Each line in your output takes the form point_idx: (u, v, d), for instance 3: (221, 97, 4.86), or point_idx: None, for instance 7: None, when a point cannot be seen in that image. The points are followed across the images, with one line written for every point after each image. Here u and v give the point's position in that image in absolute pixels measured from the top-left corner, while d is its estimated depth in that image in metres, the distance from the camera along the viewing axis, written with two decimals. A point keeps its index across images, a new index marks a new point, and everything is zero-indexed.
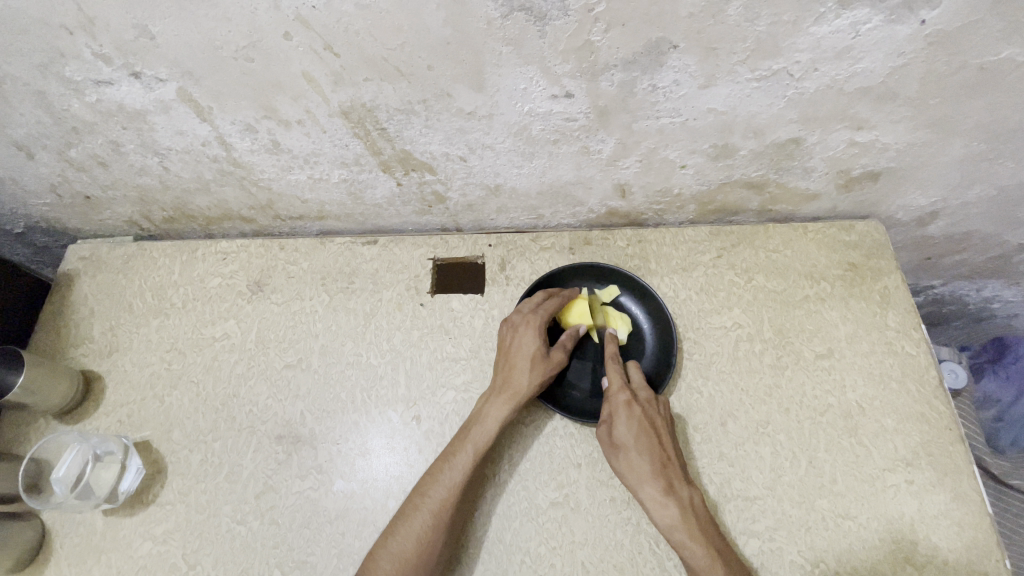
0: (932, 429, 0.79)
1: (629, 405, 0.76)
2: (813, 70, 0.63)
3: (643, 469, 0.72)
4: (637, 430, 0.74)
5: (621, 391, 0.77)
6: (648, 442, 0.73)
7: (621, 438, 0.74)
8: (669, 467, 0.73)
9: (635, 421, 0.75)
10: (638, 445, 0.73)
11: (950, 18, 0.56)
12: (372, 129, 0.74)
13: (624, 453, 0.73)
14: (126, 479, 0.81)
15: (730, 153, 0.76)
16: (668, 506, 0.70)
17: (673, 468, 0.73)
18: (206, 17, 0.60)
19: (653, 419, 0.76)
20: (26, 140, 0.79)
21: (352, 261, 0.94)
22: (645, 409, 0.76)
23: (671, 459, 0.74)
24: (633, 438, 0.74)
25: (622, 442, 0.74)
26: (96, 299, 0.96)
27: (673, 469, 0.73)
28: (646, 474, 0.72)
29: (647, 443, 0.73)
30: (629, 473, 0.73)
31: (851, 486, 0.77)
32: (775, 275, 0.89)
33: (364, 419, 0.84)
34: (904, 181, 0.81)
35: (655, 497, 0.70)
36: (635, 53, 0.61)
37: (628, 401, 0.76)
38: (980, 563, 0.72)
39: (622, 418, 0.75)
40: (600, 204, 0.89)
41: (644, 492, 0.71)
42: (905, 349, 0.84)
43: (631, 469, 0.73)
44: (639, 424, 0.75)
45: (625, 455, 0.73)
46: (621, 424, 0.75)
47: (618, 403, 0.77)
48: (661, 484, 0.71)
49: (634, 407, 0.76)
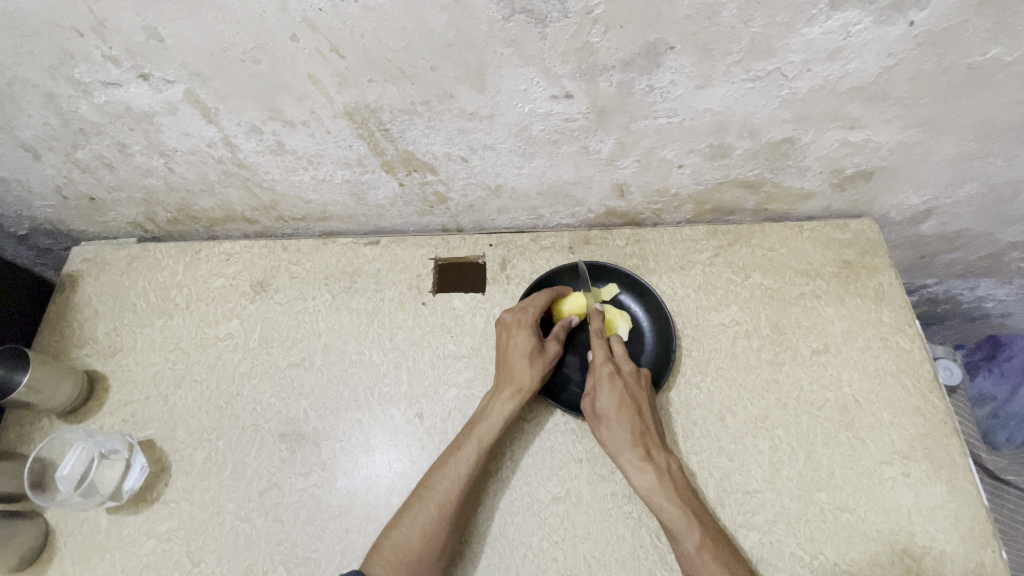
0: (927, 422, 0.80)
1: (611, 377, 0.78)
2: (806, 71, 0.65)
3: (624, 438, 0.74)
4: (619, 401, 0.76)
5: (605, 363, 0.79)
6: (628, 411, 0.75)
7: (602, 408, 0.76)
8: (648, 435, 0.74)
9: (617, 393, 0.77)
10: (619, 414, 0.75)
11: (938, 20, 0.58)
12: (375, 130, 0.75)
13: (606, 423, 0.75)
14: (131, 476, 0.82)
15: (726, 153, 0.78)
16: (646, 472, 0.71)
17: (653, 437, 0.74)
18: (215, 20, 0.61)
19: (634, 390, 0.77)
20: (34, 142, 0.80)
21: (355, 262, 0.95)
22: (627, 381, 0.78)
23: (651, 428, 0.75)
24: (615, 409, 0.75)
25: (603, 413, 0.76)
26: (100, 300, 0.97)
27: (652, 438, 0.74)
28: (626, 442, 0.73)
29: (628, 413, 0.75)
30: (610, 441, 0.74)
31: (849, 479, 0.78)
32: (771, 273, 0.90)
33: (367, 416, 0.85)
34: (897, 180, 0.83)
35: (635, 463, 0.72)
36: (633, 55, 0.63)
37: (611, 372, 0.78)
38: (977, 553, 0.73)
39: (604, 389, 0.77)
40: (599, 203, 0.90)
41: (623, 458, 0.73)
42: (900, 344, 0.85)
43: (612, 438, 0.74)
44: (620, 395, 0.76)
45: (607, 425, 0.75)
46: (603, 394, 0.77)
47: (601, 374, 0.78)
48: (641, 451, 0.73)
49: (616, 379, 0.78)
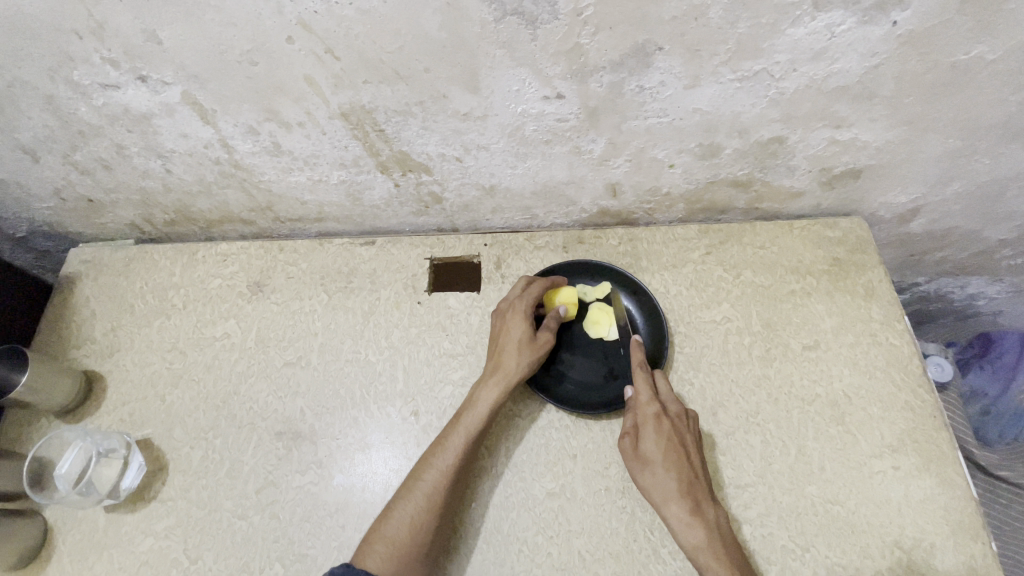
0: (917, 417, 0.81)
1: (658, 420, 0.76)
2: (792, 70, 0.66)
3: (670, 487, 0.72)
4: (666, 447, 0.74)
5: (652, 405, 0.77)
6: (676, 459, 0.73)
7: (648, 453, 0.74)
8: (697, 486, 0.73)
9: (664, 438, 0.75)
10: (667, 461, 0.73)
11: (920, 20, 0.60)
12: (370, 131, 0.76)
13: (651, 469, 0.74)
14: (128, 475, 0.82)
15: (716, 152, 0.79)
16: (694, 526, 0.70)
17: (701, 488, 0.73)
18: (212, 22, 0.62)
19: (682, 435, 0.76)
20: (33, 144, 0.81)
21: (351, 262, 0.96)
22: (674, 425, 0.77)
23: (699, 478, 0.73)
24: (662, 454, 0.74)
25: (648, 458, 0.74)
26: (98, 301, 0.97)
27: (700, 489, 0.73)
28: (673, 492, 0.72)
29: (676, 460, 0.73)
30: (654, 488, 0.73)
31: (839, 473, 0.79)
32: (763, 271, 0.91)
33: (363, 414, 0.86)
34: (884, 179, 0.84)
35: (682, 516, 0.70)
36: (623, 55, 0.64)
37: (658, 415, 0.77)
38: (966, 546, 0.74)
39: (650, 432, 0.76)
40: (593, 203, 0.91)
41: (669, 509, 0.71)
42: (890, 340, 0.86)
43: (657, 484, 0.73)
44: (668, 441, 0.75)
45: (652, 470, 0.73)
46: (649, 438, 0.75)
47: (647, 417, 0.77)
48: (689, 503, 0.71)
49: (663, 422, 0.76)
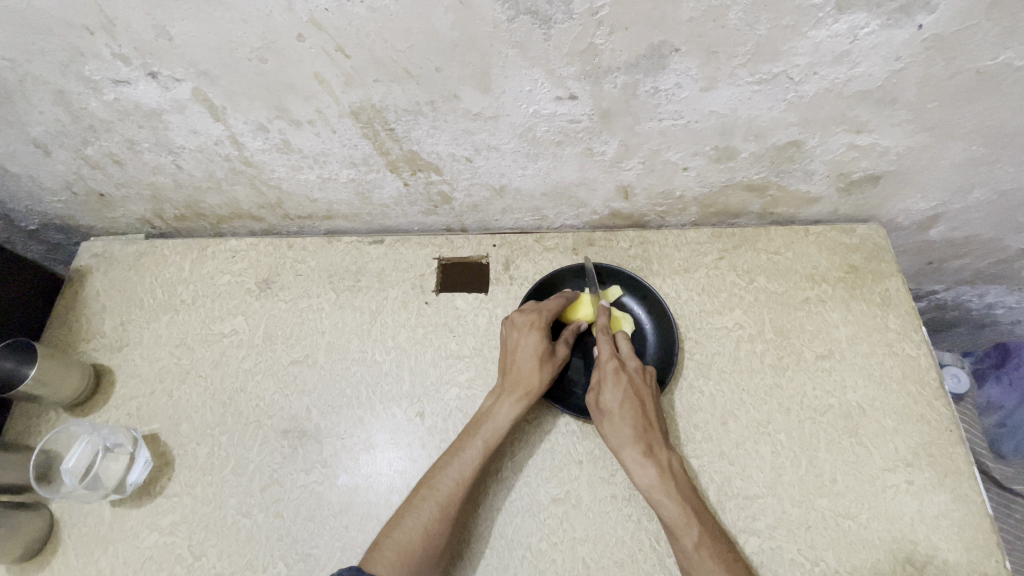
0: (932, 430, 0.79)
1: (617, 372, 0.78)
2: (813, 74, 0.64)
3: (626, 433, 0.74)
4: (623, 397, 0.75)
5: (612, 359, 0.79)
6: (633, 408, 0.75)
7: (607, 403, 0.76)
8: (651, 432, 0.74)
9: (622, 388, 0.76)
10: (623, 410, 0.75)
11: (947, 23, 0.58)
12: (380, 129, 0.76)
13: (609, 418, 0.75)
14: (134, 470, 0.83)
15: (731, 156, 0.78)
16: (647, 467, 0.72)
17: (655, 434, 0.74)
18: (223, 19, 0.62)
19: (639, 387, 0.77)
20: (44, 137, 0.81)
21: (359, 261, 0.96)
22: (632, 377, 0.78)
23: (653, 425, 0.75)
24: (619, 404, 0.75)
25: (607, 408, 0.76)
26: (108, 295, 0.98)
27: (654, 434, 0.74)
28: (628, 437, 0.73)
29: (632, 409, 0.75)
30: (612, 435, 0.74)
31: (851, 486, 0.77)
32: (776, 277, 0.90)
33: (369, 415, 0.85)
34: (904, 185, 0.82)
35: (636, 458, 0.72)
36: (638, 56, 0.63)
37: (617, 368, 0.78)
38: (980, 564, 0.72)
39: (610, 384, 0.77)
40: (604, 205, 0.90)
41: (625, 453, 0.73)
42: (906, 351, 0.84)
43: (615, 432, 0.74)
44: (625, 392, 0.76)
45: (610, 420, 0.75)
46: (608, 390, 0.77)
47: (607, 370, 0.78)
48: (642, 448, 0.73)
49: (622, 375, 0.78)
